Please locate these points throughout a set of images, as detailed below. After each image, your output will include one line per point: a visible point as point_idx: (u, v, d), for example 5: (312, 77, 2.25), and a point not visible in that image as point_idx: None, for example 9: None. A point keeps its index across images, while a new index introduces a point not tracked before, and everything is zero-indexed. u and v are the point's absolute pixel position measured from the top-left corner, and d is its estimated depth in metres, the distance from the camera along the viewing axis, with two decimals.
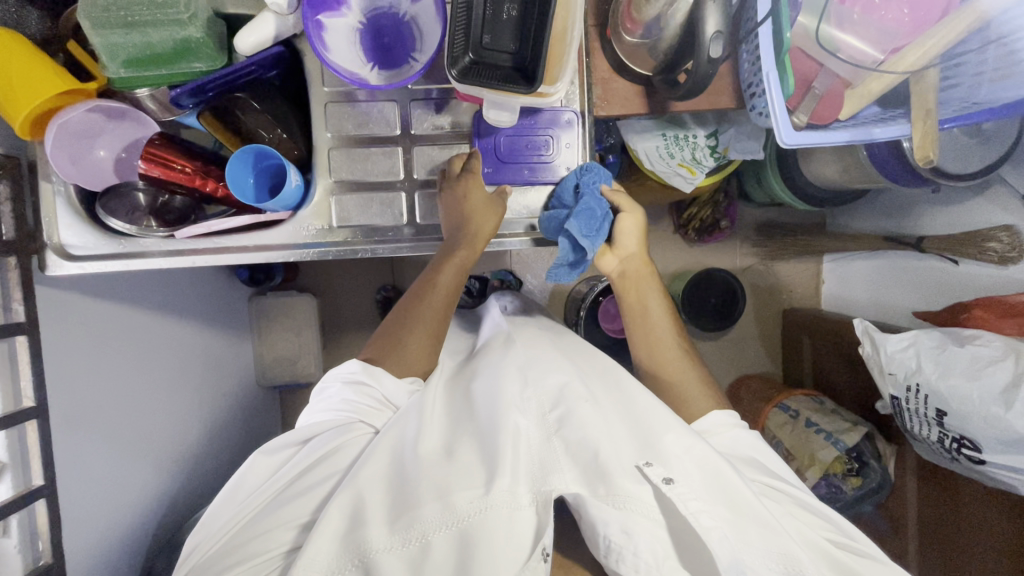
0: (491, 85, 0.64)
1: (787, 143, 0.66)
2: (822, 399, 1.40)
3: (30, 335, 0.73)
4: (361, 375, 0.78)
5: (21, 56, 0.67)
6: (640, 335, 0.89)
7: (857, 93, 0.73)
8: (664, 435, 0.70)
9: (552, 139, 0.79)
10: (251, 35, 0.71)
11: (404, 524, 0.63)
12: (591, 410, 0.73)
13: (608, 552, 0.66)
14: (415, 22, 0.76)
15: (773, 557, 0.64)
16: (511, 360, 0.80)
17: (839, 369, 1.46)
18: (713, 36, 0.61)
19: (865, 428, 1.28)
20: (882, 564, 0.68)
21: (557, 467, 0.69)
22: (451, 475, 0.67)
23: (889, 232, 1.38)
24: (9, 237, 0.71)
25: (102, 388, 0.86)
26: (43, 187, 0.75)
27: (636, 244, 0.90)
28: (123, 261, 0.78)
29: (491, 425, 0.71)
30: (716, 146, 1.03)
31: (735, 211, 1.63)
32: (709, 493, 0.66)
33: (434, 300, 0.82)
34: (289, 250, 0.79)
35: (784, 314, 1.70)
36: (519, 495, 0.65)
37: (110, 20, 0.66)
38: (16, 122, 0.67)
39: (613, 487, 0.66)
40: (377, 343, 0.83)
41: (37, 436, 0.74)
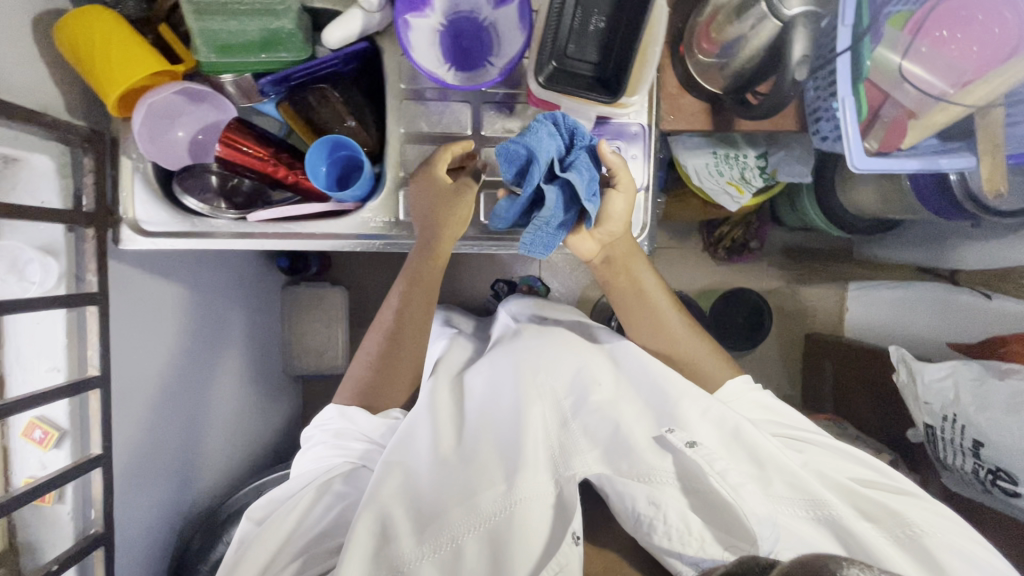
0: (577, 93, 0.67)
1: (859, 167, 0.68)
2: (845, 425, 1.41)
3: (101, 305, 0.75)
4: (339, 421, 0.78)
5: (120, 36, 0.69)
6: (642, 319, 0.84)
7: (923, 124, 0.75)
8: (680, 403, 0.72)
9: (620, 151, 0.80)
10: (339, 31, 0.72)
11: (438, 525, 0.64)
12: (606, 394, 0.75)
13: (638, 523, 0.65)
14: (494, 27, 0.77)
15: (796, 504, 0.66)
16: (523, 350, 0.81)
17: (861, 395, 1.46)
18: (798, 61, 0.61)
19: (890, 457, 1.29)
20: (907, 493, 0.69)
21: (578, 451, 0.70)
22: (472, 479, 0.68)
23: (922, 262, 1.39)
24: (90, 209, 0.73)
25: (153, 363, 0.88)
26: (123, 163, 0.77)
27: (619, 227, 0.78)
28: (193, 240, 0.79)
29: (512, 416, 0.73)
30: (766, 167, 1.05)
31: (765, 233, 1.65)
32: (728, 450, 0.69)
33: (410, 321, 0.82)
34: (353, 240, 0.82)
35: (807, 337, 1.71)
36: (543, 483, 0.67)
37: (209, 7, 0.68)
38: (109, 100, 0.69)
39: (635, 460, 0.67)
40: (355, 384, 0.81)
41: (99, 405, 0.75)
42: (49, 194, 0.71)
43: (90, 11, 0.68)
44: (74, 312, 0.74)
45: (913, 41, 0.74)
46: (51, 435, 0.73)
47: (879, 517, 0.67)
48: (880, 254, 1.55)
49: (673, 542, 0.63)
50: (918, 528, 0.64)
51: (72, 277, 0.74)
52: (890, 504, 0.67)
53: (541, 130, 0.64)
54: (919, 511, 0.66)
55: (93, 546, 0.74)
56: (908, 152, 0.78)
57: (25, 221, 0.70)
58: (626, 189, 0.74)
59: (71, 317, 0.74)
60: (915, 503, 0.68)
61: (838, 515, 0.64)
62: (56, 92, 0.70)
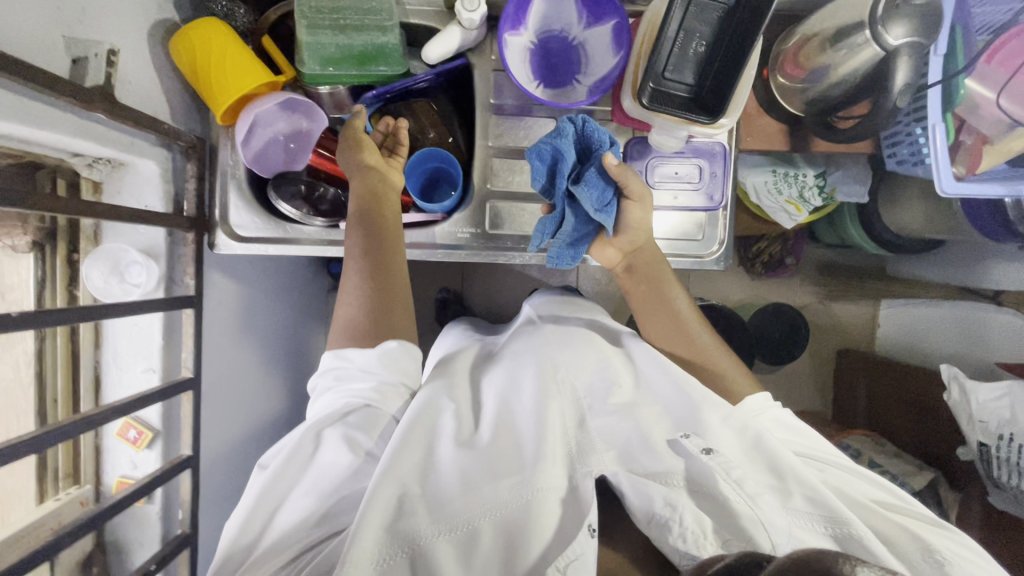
0: (677, 114, 0.70)
1: (947, 192, 0.69)
2: (885, 443, 1.39)
3: (196, 308, 0.76)
4: (335, 362, 0.67)
5: (233, 47, 0.71)
6: (665, 324, 0.83)
7: (999, 149, 0.76)
8: (704, 408, 0.67)
9: (700, 170, 0.83)
10: (438, 47, 0.74)
11: (441, 509, 0.57)
12: (627, 398, 0.70)
13: (649, 519, 0.58)
14: (583, 47, 0.80)
15: (817, 520, 0.59)
16: (548, 349, 0.77)
17: (894, 410, 1.44)
18: (900, 89, 0.65)
19: (932, 474, 1.26)
20: (939, 526, 0.62)
21: (595, 452, 0.64)
22: (483, 463, 0.61)
23: (961, 283, 1.40)
24: (191, 214, 0.75)
25: (228, 365, 0.88)
26: (219, 169, 0.79)
27: (637, 237, 0.81)
28: (282, 245, 0.81)
29: (527, 408, 0.68)
30: (825, 186, 1.07)
31: (800, 248, 1.62)
32: (747, 461, 0.64)
33: (392, 276, 0.71)
34: (436, 249, 0.83)
35: (839, 354, 1.69)
36: (558, 478, 0.62)
37: (325, 21, 0.71)
38: (220, 110, 0.72)
39: (652, 462, 0.62)
40: (349, 328, 0.68)
41: (190, 407, 0.76)
42: (153, 198, 0.73)
43: (205, 23, 0.69)
44: (170, 314, 0.75)
45: (1012, 79, 0.74)
46: (144, 436, 0.75)
47: (903, 547, 0.60)
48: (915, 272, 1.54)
49: (688, 546, 0.55)
50: (943, 555, 0.58)
51: (169, 280, 0.75)
52: (919, 534, 0.60)
53: (557, 144, 0.68)
54: (952, 544, 0.60)
55: (181, 547, 0.75)
56: (996, 175, 0.77)
57: (130, 224, 0.72)
58: (639, 199, 0.76)
59: (167, 320, 0.76)
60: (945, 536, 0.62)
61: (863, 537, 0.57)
62: (165, 99, 0.72)
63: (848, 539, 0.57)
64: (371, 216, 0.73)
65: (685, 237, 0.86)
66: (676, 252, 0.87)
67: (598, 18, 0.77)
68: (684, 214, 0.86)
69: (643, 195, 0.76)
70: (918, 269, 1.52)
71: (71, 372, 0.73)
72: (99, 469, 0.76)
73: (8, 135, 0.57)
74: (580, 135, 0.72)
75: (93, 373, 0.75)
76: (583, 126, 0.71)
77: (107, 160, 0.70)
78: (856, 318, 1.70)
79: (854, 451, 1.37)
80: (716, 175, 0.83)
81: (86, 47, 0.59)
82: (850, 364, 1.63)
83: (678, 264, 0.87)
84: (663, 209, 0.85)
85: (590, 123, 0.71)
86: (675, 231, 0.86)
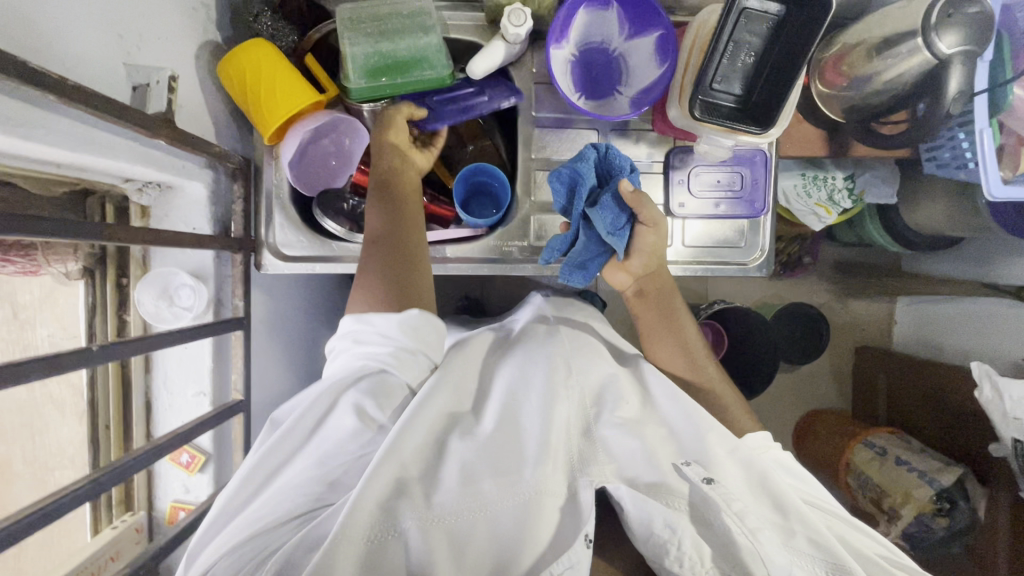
0: (727, 125, 0.70)
1: (995, 196, 0.70)
2: (910, 439, 1.25)
3: (245, 330, 0.75)
4: (355, 326, 0.65)
5: (281, 68, 0.71)
6: (669, 345, 0.79)
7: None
8: (707, 434, 0.63)
9: (742, 177, 0.83)
10: (483, 62, 0.74)
11: (433, 506, 0.54)
12: (634, 414, 0.65)
13: (647, 537, 0.56)
14: (624, 58, 0.80)
15: (817, 562, 0.56)
16: (557, 348, 0.72)
17: (919, 407, 1.33)
18: (955, 95, 0.68)
19: (960, 469, 1.12)
20: None
21: (598, 461, 0.60)
22: (481, 458, 0.58)
23: (982, 277, 1.30)
24: (238, 234, 0.74)
25: (270, 385, 0.87)
26: (265, 188, 0.78)
27: (652, 262, 0.78)
28: (328, 263, 0.80)
29: (534, 410, 0.64)
30: (854, 188, 1.06)
31: (817, 246, 1.50)
32: (751, 496, 0.60)
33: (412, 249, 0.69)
34: (482, 263, 0.83)
35: (857, 351, 1.58)
36: (557, 479, 0.58)
37: (368, 29, 0.73)
38: (269, 132, 0.72)
39: (651, 476, 0.59)
40: (369, 290, 0.67)
41: (241, 429, 0.75)
42: (201, 221, 0.72)
43: (253, 45, 0.70)
44: (219, 337, 0.74)
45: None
46: (197, 459, 0.75)
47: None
48: (938, 269, 1.44)
49: (683, 570, 0.54)
50: None
51: (217, 302, 0.75)
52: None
53: (577, 167, 0.70)
54: None
55: None
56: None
57: (179, 247, 0.72)
58: (654, 226, 0.74)
59: (216, 343, 0.75)
60: None
61: None
62: (212, 120, 0.72)
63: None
64: (394, 204, 0.72)
65: (728, 245, 0.87)
66: (719, 259, 0.87)
67: (641, 30, 0.77)
68: (726, 222, 0.86)
69: (658, 222, 0.75)
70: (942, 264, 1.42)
71: (120, 399, 0.75)
72: (150, 495, 0.76)
73: (62, 162, 0.56)
74: (605, 161, 0.74)
75: (144, 398, 0.75)
76: (608, 152, 0.73)
77: (156, 183, 0.69)
78: (874, 315, 1.58)
79: (878, 449, 1.23)
80: (758, 182, 0.84)
81: (150, 75, 0.58)
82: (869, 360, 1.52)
83: (723, 271, 0.88)
84: (706, 217, 0.85)
85: (613, 150, 0.73)
86: (717, 239, 0.87)
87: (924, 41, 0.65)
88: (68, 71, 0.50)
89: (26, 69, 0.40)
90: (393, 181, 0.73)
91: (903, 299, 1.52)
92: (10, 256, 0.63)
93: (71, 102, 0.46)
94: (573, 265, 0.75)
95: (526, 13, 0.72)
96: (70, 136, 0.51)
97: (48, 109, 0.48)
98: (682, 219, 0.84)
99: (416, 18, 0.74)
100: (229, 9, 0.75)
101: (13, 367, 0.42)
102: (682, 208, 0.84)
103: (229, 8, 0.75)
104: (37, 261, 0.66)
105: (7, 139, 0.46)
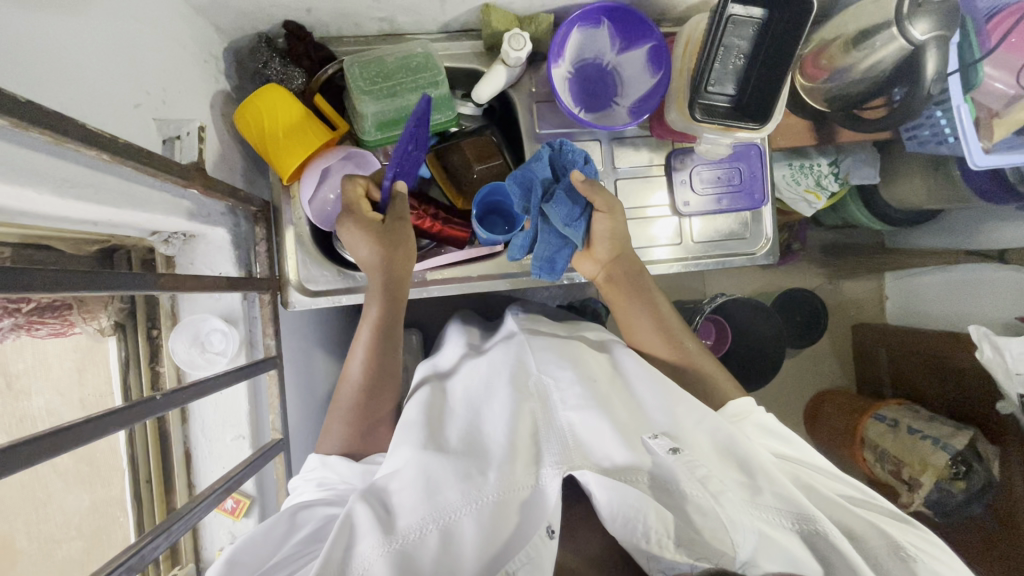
0: (725, 123, 0.74)
1: (979, 164, 0.77)
2: (918, 407, 1.26)
3: (279, 369, 0.75)
4: (322, 470, 0.66)
5: (295, 112, 0.73)
6: (647, 327, 0.78)
7: (1006, 123, 0.77)
8: (676, 406, 0.64)
9: (743, 171, 0.87)
10: (487, 87, 0.79)
11: (395, 527, 0.54)
12: (602, 390, 0.66)
13: (614, 516, 0.55)
14: (618, 71, 0.84)
15: (784, 515, 0.56)
16: (523, 356, 0.73)
17: (922, 377, 1.32)
18: (934, 78, 0.74)
19: (971, 431, 1.12)
20: (905, 523, 0.60)
21: (564, 445, 0.59)
22: (441, 470, 0.57)
23: (965, 247, 1.30)
24: (265, 275, 0.76)
25: (297, 424, 0.87)
26: (285, 229, 0.80)
27: (616, 244, 0.79)
28: (354, 293, 0.81)
29: (498, 419, 0.63)
30: (839, 172, 1.09)
31: (804, 234, 1.50)
32: (717, 460, 0.60)
33: (380, 384, 0.72)
34: (499, 279, 0.86)
35: (854, 331, 1.57)
36: (518, 476, 0.57)
37: (378, 89, 0.76)
38: (285, 176, 0.75)
39: (621, 455, 0.57)
40: (336, 432, 0.70)
41: (282, 468, 0.76)
42: (227, 265, 0.73)
43: (269, 91, 0.73)
44: (254, 379, 0.75)
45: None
46: (242, 504, 0.75)
47: (869, 543, 0.57)
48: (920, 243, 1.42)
49: (650, 545, 0.54)
50: (910, 551, 0.55)
51: (248, 344, 0.75)
52: (884, 527, 0.58)
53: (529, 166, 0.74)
54: (919, 541, 0.57)
55: None
56: (1004, 146, 0.78)
57: (208, 292, 0.73)
58: (610, 212, 0.76)
59: (251, 384, 0.76)
60: (914, 533, 0.59)
61: (827, 532, 0.54)
62: (230, 165, 0.74)
63: (815, 536, 0.55)
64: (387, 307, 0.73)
65: (733, 237, 0.90)
66: (726, 252, 0.90)
67: (631, 43, 0.81)
68: (730, 216, 0.90)
69: (614, 208, 0.76)
70: (918, 238, 1.42)
71: (160, 451, 0.76)
72: (197, 545, 0.76)
73: (96, 221, 0.57)
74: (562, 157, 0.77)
75: (183, 449, 0.76)
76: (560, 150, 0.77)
77: (181, 233, 0.70)
78: (868, 293, 1.57)
79: (891, 421, 1.25)
80: (757, 175, 0.88)
81: (179, 127, 0.61)
82: (867, 338, 1.51)
83: (732, 263, 0.91)
84: (711, 214, 0.89)
85: (566, 144, 0.76)
86: (722, 232, 0.90)
87: (898, 30, 0.70)
88: (113, 131, 0.53)
89: (84, 131, 0.42)
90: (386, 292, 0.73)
91: (890, 274, 1.53)
92: (45, 317, 0.64)
93: (123, 159, 0.48)
94: (542, 260, 0.78)
95: (525, 36, 0.75)
96: (115, 194, 0.53)
97: (98, 169, 0.50)
98: (688, 217, 0.88)
99: (421, 73, 0.77)
100: (235, 58, 0.77)
101: (99, 421, 0.43)
102: (687, 205, 0.87)
103: (234, 57, 0.77)
104: (70, 319, 0.67)
105: (62, 200, 0.48)
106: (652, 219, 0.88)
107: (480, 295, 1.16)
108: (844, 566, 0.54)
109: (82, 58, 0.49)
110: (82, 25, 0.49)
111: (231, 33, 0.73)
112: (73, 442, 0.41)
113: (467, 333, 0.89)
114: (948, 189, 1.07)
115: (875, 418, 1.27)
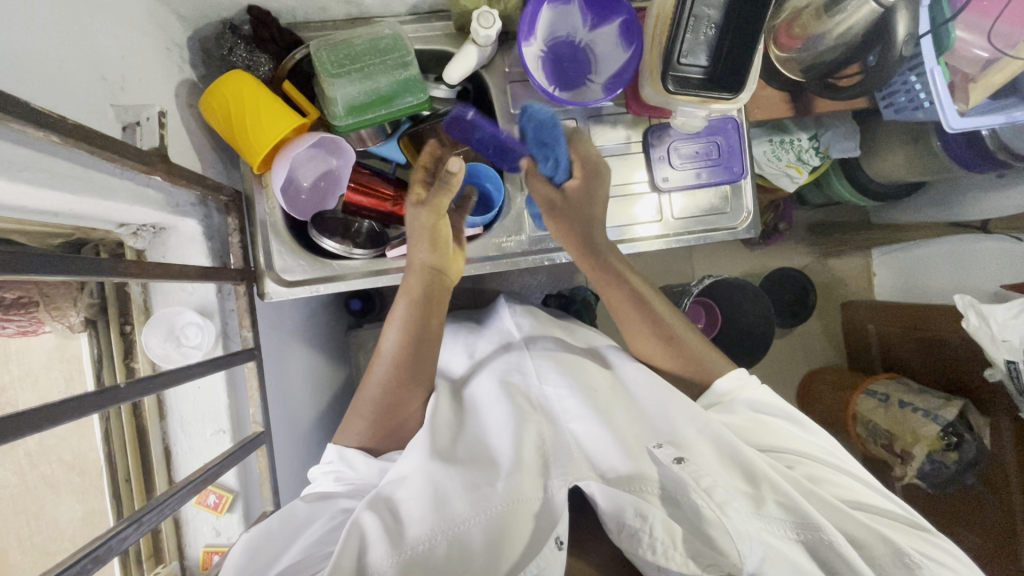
0: (700, 95, 0.74)
1: (954, 126, 0.76)
2: (908, 381, 1.24)
3: (257, 361, 0.74)
4: (338, 463, 0.66)
5: (261, 96, 0.72)
6: (654, 345, 0.74)
7: (982, 85, 0.76)
8: (675, 418, 0.63)
9: (721, 142, 0.87)
10: (459, 67, 0.78)
11: (404, 539, 0.53)
12: (603, 399, 0.67)
13: (620, 527, 0.56)
14: (590, 49, 0.82)
15: (787, 524, 0.54)
16: (524, 365, 0.73)
17: (913, 351, 1.31)
18: (905, 39, 0.74)
19: (961, 402, 1.12)
20: (914, 532, 0.59)
21: (572, 460, 0.61)
22: (453, 484, 0.57)
23: (948, 220, 1.30)
24: (240, 267, 0.74)
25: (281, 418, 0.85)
26: (260, 219, 0.78)
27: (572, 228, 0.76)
28: (331, 283, 0.80)
29: (503, 438, 0.63)
30: (819, 146, 1.07)
31: (789, 213, 1.48)
32: (723, 467, 0.59)
33: (411, 382, 0.67)
34: (481, 263, 0.85)
35: (844, 309, 1.55)
36: (527, 488, 0.57)
37: (347, 71, 0.75)
38: (255, 161, 0.74)
39: (625, 466, 0.59)
40: (359, 423, 0.67)
41: (264, 461, 0.74)
42: (199, 257, 0.72)
43: (234, 74, 0.71)
44: (231, 371, 0.74)
45: (996, 24, 0.75)
46: (225, 499, 0.74)
47: (876, 552, 0.56)
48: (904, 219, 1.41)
49: (656, 556, 0.53)
50: (917, 558, 0.55)
51: (224, 336, 0.74)
52: (889, 535, 0.57)
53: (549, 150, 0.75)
54: (920, 545, 0.57)
55: None
56: (980, 110, 0.78)
57: (181, 285, 0.72)
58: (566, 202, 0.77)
59: (229, 377, 0.75)
60: (919, 537, 0.59)
61: (837, 543, 0.53)
62: (197, 154, 0.73)
63: (819, 543, 0.53)
64: (424, 310, 0.69)
65: (715, 211, 0.90)
66: (708, 227, 0.90)
67: (603, 20, 0.80)
68: (711, 191, 0.89)
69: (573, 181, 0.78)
70: (903, 213, 1.41)
71: (139, 448, 0.75)
72: (181, 543, 0.75)
73: (56, 209, 0.55)
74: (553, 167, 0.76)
75: (163, 445, 0.75)
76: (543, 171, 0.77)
77: (150, 225, 0.69)
78: (855, 270, 1.56)
79: (881, 396, 1.22)
80: (734, 149, 0.87)
81: (139, 113, 0.60)
82: (857, 315, 1.49)
83: (715, 238, 0.90)
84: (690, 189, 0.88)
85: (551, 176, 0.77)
86: (703, 208, 0.89)
87: None
88: (65, 113, 0.51)
89: (29, 109, 0.41)
90: (433, 292, 0.70)
91: (876, 250, 1.52)
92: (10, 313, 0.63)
93: (75, 140, 0.46)
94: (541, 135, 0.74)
95: (494, 14, 0.74)
96: (69, 178, 0.51)
97: (50, 153, 0.49)
98: (667, 194, 0.87)
99: (389, 54, 0.76)
100: (200, 47, 0.76)
101: (54, 407, 0.41)
102: (667, 180, 0.87)
103: (200, 45, 0.76)
104: (38, 317, 0.66)
105: (11, 184, 0.46)
106: (633, 198, 0.88)
107: (463, 284, 1.14)
108: (846, 570, 0.53)
109: (31, 37, 0.47)
110: (31, 3, 0.48)
111: (194, 20, 0.72)
112: (38, 424, 0.39)
113: (457, 330, 0.89)
114: (930, 161, 1.06)
115: (866, 393, 1.24)
